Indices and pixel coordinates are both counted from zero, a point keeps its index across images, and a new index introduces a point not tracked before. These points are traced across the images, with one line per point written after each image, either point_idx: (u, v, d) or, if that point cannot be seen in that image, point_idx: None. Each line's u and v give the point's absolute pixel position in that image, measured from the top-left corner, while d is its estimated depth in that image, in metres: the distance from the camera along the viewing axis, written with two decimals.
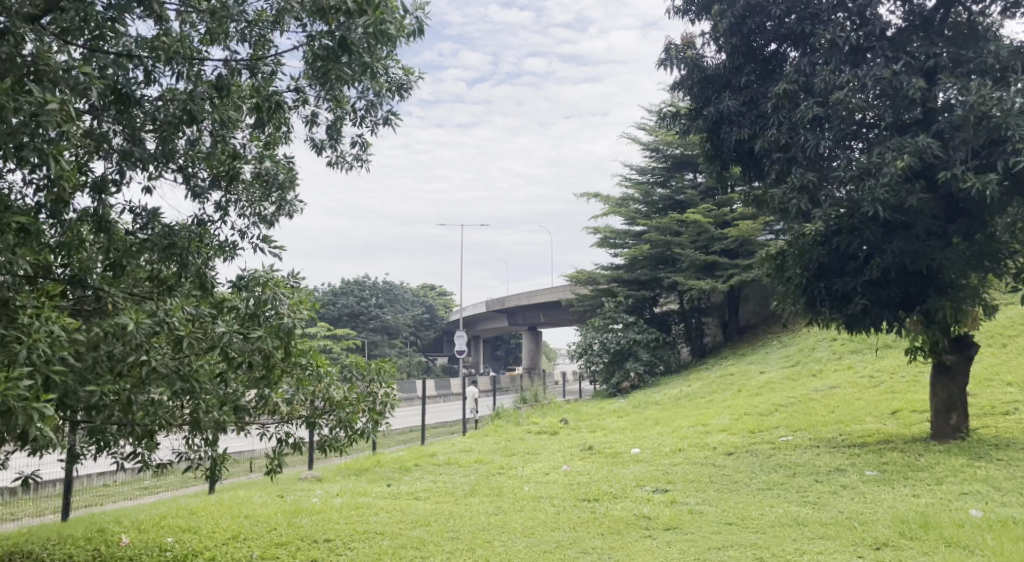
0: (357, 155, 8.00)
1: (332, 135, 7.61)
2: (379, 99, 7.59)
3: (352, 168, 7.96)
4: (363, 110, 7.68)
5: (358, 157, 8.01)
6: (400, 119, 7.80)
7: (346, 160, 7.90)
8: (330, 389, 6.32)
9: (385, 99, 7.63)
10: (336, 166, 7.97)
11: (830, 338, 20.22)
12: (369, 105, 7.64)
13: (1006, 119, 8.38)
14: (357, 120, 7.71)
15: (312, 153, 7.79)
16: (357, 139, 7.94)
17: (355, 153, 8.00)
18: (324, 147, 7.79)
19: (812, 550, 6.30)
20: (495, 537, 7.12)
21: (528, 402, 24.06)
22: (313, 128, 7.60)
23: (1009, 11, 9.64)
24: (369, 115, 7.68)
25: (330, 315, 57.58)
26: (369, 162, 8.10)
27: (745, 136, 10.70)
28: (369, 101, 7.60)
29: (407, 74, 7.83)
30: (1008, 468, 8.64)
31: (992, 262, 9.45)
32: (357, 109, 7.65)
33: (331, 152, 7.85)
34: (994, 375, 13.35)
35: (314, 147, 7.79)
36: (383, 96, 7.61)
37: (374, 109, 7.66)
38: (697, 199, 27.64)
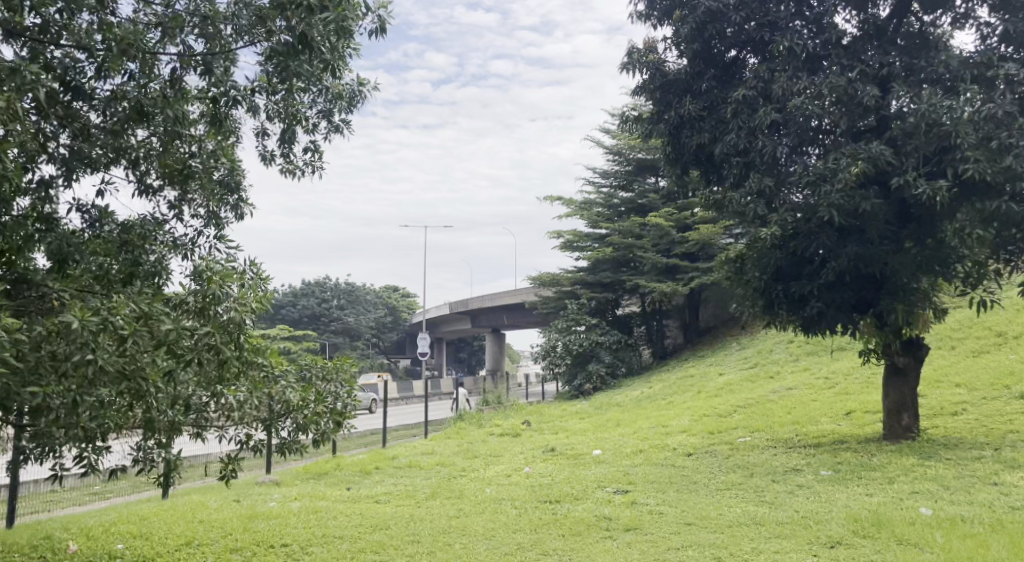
0: (308, 162, 8.22)
1: (283, 144, 7.80)
2: (333, 107, 7.90)
3: (303, 176, 8.16)
4: (316, 119, 7.94)
5: (309, 164, 8.22)
6: (350, 128, 8.14)
7: (298, 167, 8.09)
8: (287, 392, 6.14)
9: (338, 107, 7.93)
10: (287, 175, 8.14)
11: (787, 340, 20.64)
12: (322, 112, 7.94)
13: (956, 127, 8.65)
14: (310, 128, 7.92)
15: (262, 162, 8.00)
16: (309, 152, 8.18)
17: (307, 160, 8.20)
18: (274, 157, 8.01)
19: (769, 549, 6.38)
20: (456, 540, 7.10)
21: (491, 404, 24.06)
22: (265, 139, 7.86)
23: (959, 22, 9.91)
24: (323, 122, 7.95)
25: (289, 317, 57.12)
26: (321, 170, 8.31)
27: (705, 140, 10.83)
28: (322, 110, 7.92)
29: (359, 84, 8.14)
30: (955, 467, 8.86)
31: (944, 266, 9.57)
32: (310, 117, 7.91)
33: (282, 161, 8.05)
34: (942, 376, 13.74)
35: (264, 157, 8.00)
36: (334, 104, 7.90)
37: (328, 116, 7.96)
38: (659, 202, 27.92)
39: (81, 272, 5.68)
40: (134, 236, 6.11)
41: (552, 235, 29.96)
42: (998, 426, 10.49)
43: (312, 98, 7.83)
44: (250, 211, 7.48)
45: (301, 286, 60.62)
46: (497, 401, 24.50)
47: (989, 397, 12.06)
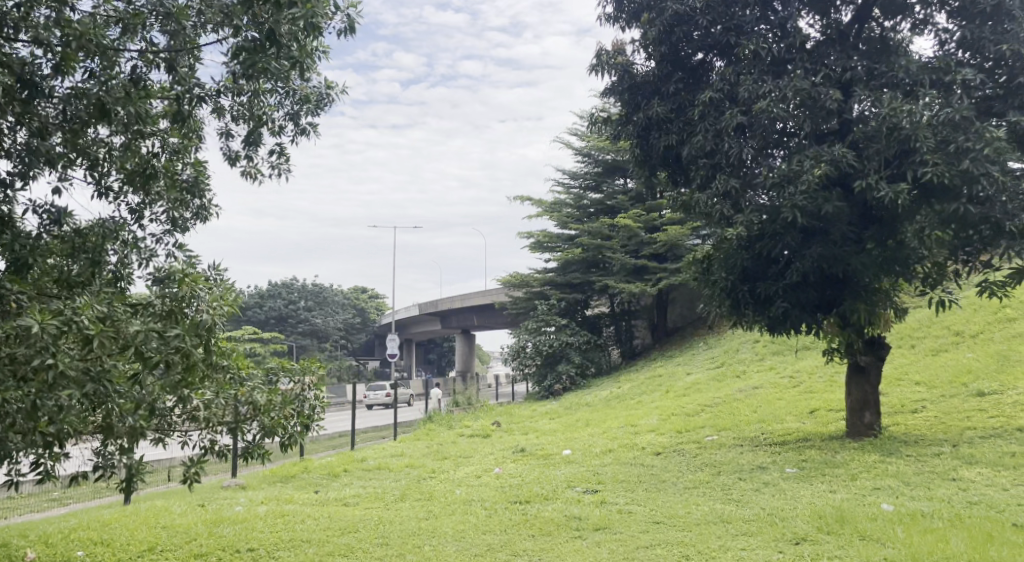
0: (274, 165, 8.16)
1: (248, 146, 7.74)
2: (300, 108, 7.84)
3: (268, 178, 8.10)
4: (282, 120, 7.87)
5: (274, 168, 8.16)
6: (317, 130, 8.10)
7: (262, 170, 8.03)
8: (255, 394, 6.07)
9: (306, 109, 7.88)
10: (252, 177, 8.07)
11: (753, 340, 20.91)
12: (288, 114, 7.89)
13: (915, 131, 8.85)
14: (277, 130, 7.87)
15: (226, 163, 7.92)
16: (274, 155, 8.12)
17: (272, 163, 8.14)
18: (238, 158, 7.94)
19: (736, 546, 6.48)
20: (425, 542, 7.09)
21: (461, 405, 24.03)
22: (230, 140, 7.78)
23: (918, 28, 10.13)
24: (290, 124, 7.90)
25: (256, 319, 56.52)
26: (286, 172, 8.26)
27: (673, 142, 10.93)
28: (288, 111, 7.85)
29: (328, 87, 8.12)
30: (915, 463, 9.05)
31: (904, 266, 9.72)
32: (276, 118, 7.84)
33: (246, 162, 7.97)
34: (903, 375, 14.02)
35: (229, 157, 7.92)
36: (302, 107, 7.84)
37: (295, 119, 7.90)
38: (628, 204, 28.11)
39: (40, 273, 5.55)
40: (93, 237, 5.98)
41: (521, 236, 30.03)
42: (957, 423, 10.73)
43: (279, 99, 7.78)
44: (214, 214, 7.44)
45: (268, 287, 60.00)
46: (467, 402, 24.47)
47: (947, 395, 12.34)
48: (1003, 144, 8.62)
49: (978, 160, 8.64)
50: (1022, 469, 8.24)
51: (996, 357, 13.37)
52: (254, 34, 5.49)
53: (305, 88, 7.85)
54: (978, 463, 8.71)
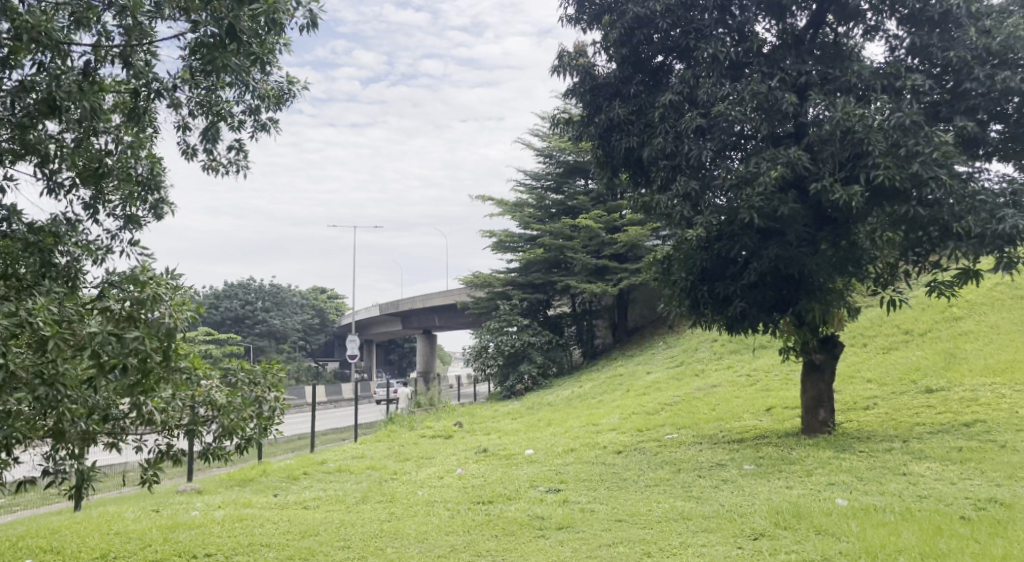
0: (232, 161, 8.06)
1: (207, 142, 7.64)
2: (261, 103, 7.77)
3: (228, 173, 8.01)
4: (242, 114, 7.79)
5: (234, 162, 8.08)
6: (278, 125, 8.03)
7: (221, 165, 7.93)
8: (212, 393, 6.00)
9: (266, 104, 7.81)
10: (212, 171, 7.98)
11: (712, 339, 21.21)
12: (248, 109, 7.82)
13: (868, 134, 9.09)
14: (236, 126, 7.78)
15: (184, 157, 7.81)
16: (235, 150, 8.03)
17: (232, 158, 8.05)
18: (196, 152, 7.83)
19: (696, 542, 6.59)
20: (387, 544, 7.07)
21: (423, 406, 23.96)
22: (187, 134, 7.66)
23: (870, 34, 10.39)
24: (250, 119, 7.81)
25: (213, 320, 55.57)
26: (246, 168, 8.18)
27: (634, 143, 11.03)
28: (249, 105, 7.77)
29: (289, 83, 8.08)
30: (868, 459, 9.29)
31: (857, 267, 10.04)
32: (236, 114, 7.76)
33: (205, 156, 7.87)
34: (856, 372, 14.37)
35: (187, 151, 7.81)
36: (263, 102, 7.78)
37: (255, 113, 7.82)
38: (589, 204, 28.30)
39: None
40: (42, 237, 5.85)
41: (483, 235, 30.05)
42: (907, 419, 11.02)
43: (239, 95, 7.69)
44: (171, 212, 7.38)
45: (226, 288, 59.05)
46: (428, 403, 24.46)
47: (898, 392, 12.68)
48: (950, 147, 8.92)
49: (927, 164, 8.89)
50: (968, 463, 8.51)
51: (943, 354, 13.77)
52: (215, 29, 5.40)
53: (265, 85, 7.77)
54: (927, 457, 8.97)
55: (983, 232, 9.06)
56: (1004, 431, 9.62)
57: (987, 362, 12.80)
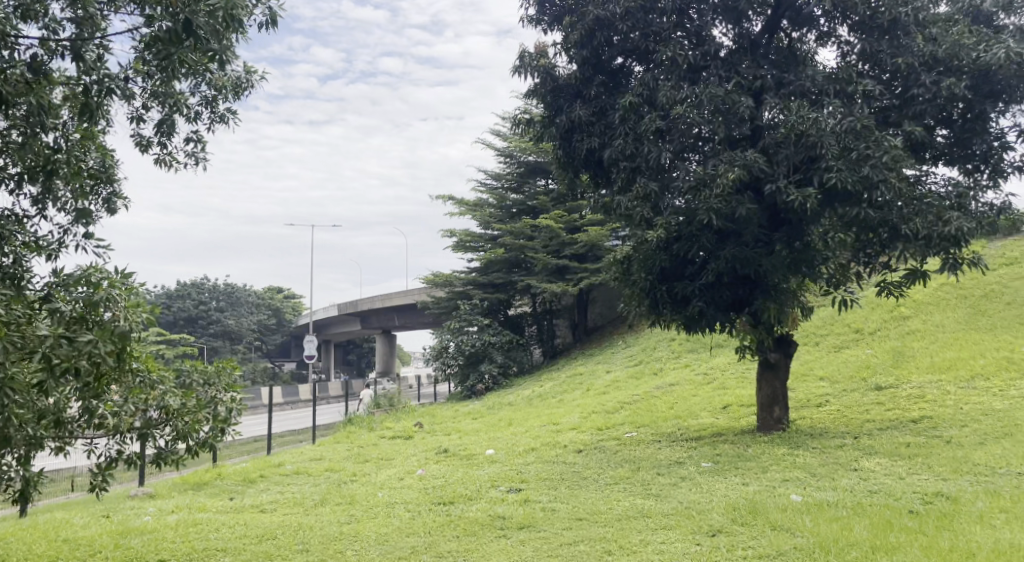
0: (189, 153, 7.95)
1: (162, 134, 7.51)
2: (217, 94, 7.68)
3: (184, 166, 7.88)
4: (198, 105, 7.68)
5: (191, 154, 7.96)
6: (236, 116, 7.93)
7: (177, 158, 7.80)
8: (166, 398, 5.87)
9: (223, 96, 7.70)
10: (167, 165, 7.84)
11: (670, 339, 21.46)
12: (204, 100, 7.71)
13: (821, 138, 9.29)
14: (192, 117, 7.67)
15: (138, 149, 7.66)
16: (192, 141, 7.90)
17: (188, 150, 7.93)
18: (151, 145, 7.69)
19: (655, 540, 6.68)
20: (347, 547, 7.02)
21: (382, 407, 23.78)
22: (141, 125, 7.53)
23: (823, 40, 10.63)
24: (206, 110, 7.71)
25: (166, 321, 54.44)
26: (203, 160, 8.06)
27: (595, 144, 11.11)
28: (205, 95, 7.66)
29: (246, 73, 7.99)
30: (821, 455, 9.49)
31: (810, 268, 10.28)
32: (192, 105, 7.65)
33: (159, 149, 7.73)
34: (809, 370, 14.69)
35: (141, 143, 7.66)
36: (219, 93, 7.68)
37: (211, 104, 7.72)
38: (549, 204, 28.42)
39: None
40: None
41: (444, 236, 29.96)
42: (857, 415, 11.31)
43: (194, 85, 7.59)
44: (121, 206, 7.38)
45: (179, 288, 57.89)
46: (388, 403, 24.47)
47: (849, 389, 13.00)
48: (899, 152, 9.16)
49: (877, 167, 9.13)
50: (917, 459, 8.76)
51: (892, 353, 14.15)
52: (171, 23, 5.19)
53: (221, 76, 7.67)
54: (877, 453, 9.22)
55: (930, 234, 9.32)
56: (948, 427, 9.94)
57: (933, 360, 13.19)
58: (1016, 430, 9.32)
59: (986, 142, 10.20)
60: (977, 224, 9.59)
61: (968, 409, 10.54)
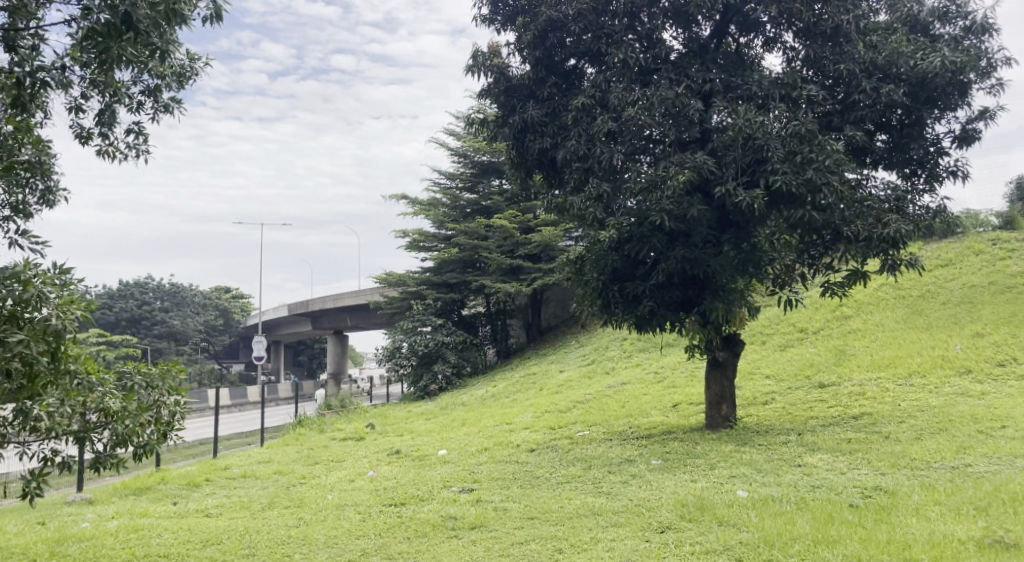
0: (131, 144, 7.78)
1: (102, 125, 7.34)
2: (160, 83, 7.53)
3: (126, 158, 7.71)
4: (140, 96, 7.51)
5: (133, 146, 7.79)
6: (180, 107, 7.78)
7: (119, 150, 7.63)
8: (105, 400, 5.70)
9: (166, 85, 7.56)
10: (109, 157, 7.67)
11: (622, 338, 21.67)
12: (146, 90, 7.55)
13: (767, 141, 9.50)
14: (134, 108, 7.51)
15: (77, 141, 7.47)
16: (134, 132, 7.74)
17: (130, 142, 7.76)
18: (91, 137, 7.50)
19: (605, 537, 6.75)
20: (295, 551, 6.94)
21: (333, 408, 23.52)
22: (81, 116, 7.34)
23: (769, 45, 10.87)
24: (149, 101, 7.55)
25: (107, 322, 52.92)
26: (146, 152, 7.90)
27: (548, 145, 11.17)
28: (147, 86, 7.50)
29: (190, 61, 7.84)
30: (767, 451, 9.71)
31: (756, 268, 10.52)
32: (134, 96, 7.48)
33: (100, 141, 7.55)
34: (756, 368, 14.99)
35: (80, 135, 7.47)
36: (162, 82, 7.54)
37: (154, 94, 7.56)
38: (503, 204, 28.46)
39: None
40: None
41: (397, 235, 29.79)
42: (802, 413, 11.59)
43: (136, 75, 7.42)
44: (59, 199, 7.22)
45: (122, 288, 56.36)
46: (339, 405, 24.00)
47: (794, 387, 13.30)
48: (841, 156, 9.42)
49: (820, 171, 9.39)
50: (857, 454, 9.02)
51: (835, 351, 14.53)
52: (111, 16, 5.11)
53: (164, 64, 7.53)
54: (820, 449, 9.46)
55: (870, 236, 9.61)
56: (887, 423, 10.25)
57: (874, 358, 13.58)
58: (951, 425, 9.65)
59: (923, 147, 10.55)
60: (914, 226, 9.91)
61: (906, 406, 10.89)
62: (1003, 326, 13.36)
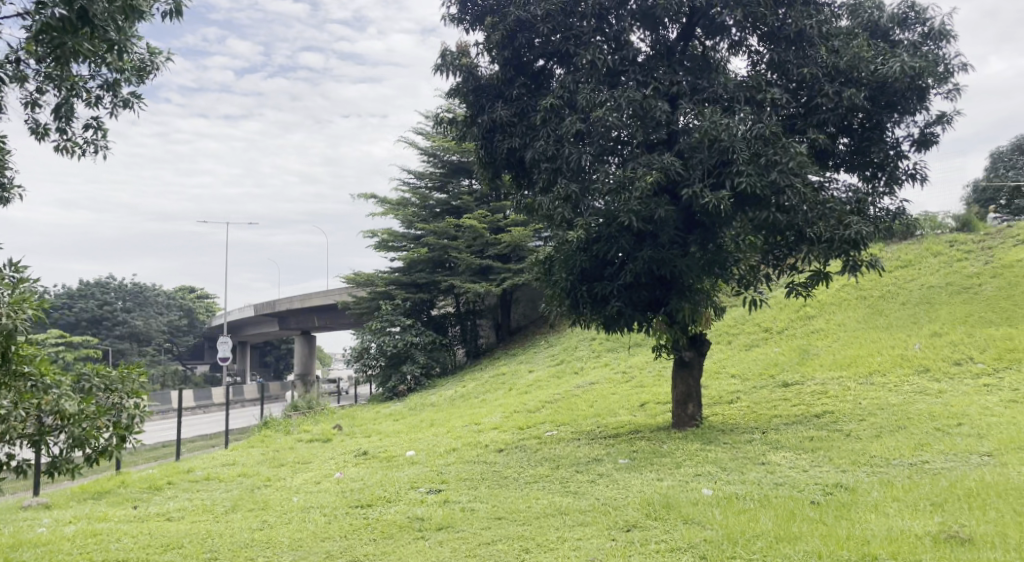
0: (90, 140, 7.64)
1: (59, 120, 7.20)
2: (119, 78, 7.40)
3: (84, 154, 7.58)
4: (98, 90, 7.38)
5: (91, 141, 7.65)
6: (140, 102, 7.66)
7: (77, 146, 7.49)
8: (61, 402, 5.56)
9: (125, 80, 7.43)
10: (66, 153, 7.52)
11: (591, 338, 21.77)
12: (105, 84, 7.43)
13: (733, 143, 9.60)
14: (92, 102, 7.38)
15: (33, 136, 7.31)
16: (92, 127, 7.60)
17: (89, 138, 7.63)
18: (47, 132, 7.35)
19: (572, 536, 6.79)
20: (259, 554, 6.87)
21: (300, 409, 23.31)
22: (37, 110, 7.19)
23: (734, 49, 11.00)
24: (107, 95, 7.42)
25: (66, 323, 51.81)
26: (105, 149, 7.77)
27: (517, 145, 11.19)
28: (106, 81, 7.37)
29: (151, 56, 7.74)
30: (732, 450, 9.83)
31: (722, 268, 10.65)
32: (92, 91, 7.34)
33: (58, 137, 7.41)
34: (722, 368, 15.16)
35: (36, 130, 7.32)
36: (121, 76, 7.42)
37: (113, 89, 7.44)
38: (473, 204, 28.43)
39: None
40: None
41: (365, 235, 29.60)
42: (766, 411, 11.76)
43: (94, 70, 7.29)
44: (14, 196, 7.08)
45: (83, 288, 55.24)
46: (306, 407, 23.79)
47: (758, 386, 13.48)
48: (804, 158, 9.60)
49: (784, 173, 9.55)
50: (819, 452, 9.17)
51: (799, 350, 14.75)
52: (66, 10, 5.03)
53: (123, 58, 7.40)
54: (783, 447, 9.60)
55: (831, 237, 9.78)
56: (849, 420, 10.43)
57: (836, 357, 13.81)
58: (909, 423, 9.86)
59: (884, 151, 10.76)
60: (874, 228, 10.12)
61: (867, 404, 11.09)
62: (960, 325, 13.68)
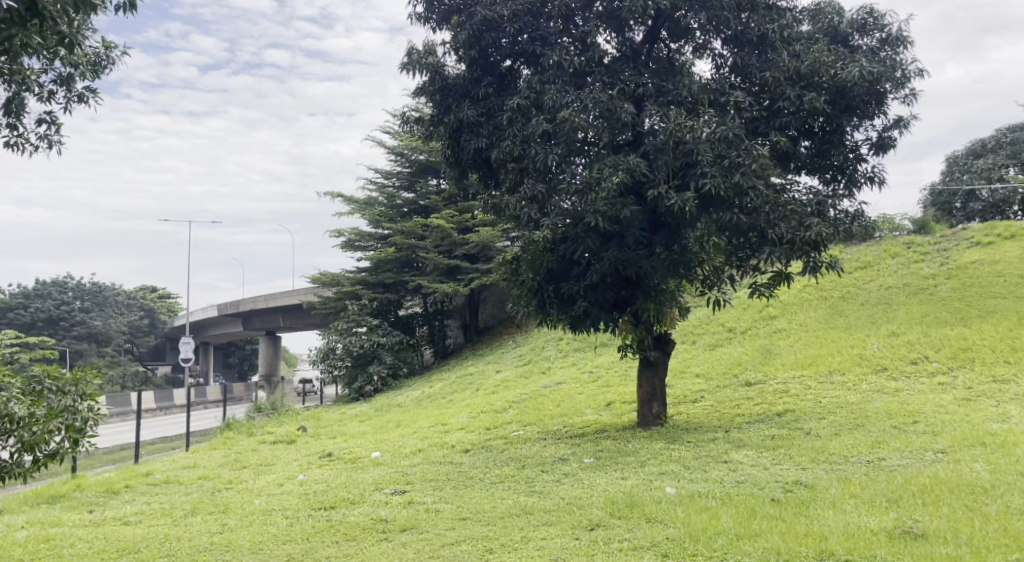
0: (42, 135, 7.47)
1: (9, 114, 7.02)
2: (72, 72, 7.24)
3: (37, 150, 7.40)
4: (51, 85, 7.21)
5: (44, 136, 7.47)
6: (96, 97, 7.51)
7: (29, 141, 7.32)
8: (9, 405, 5.48)
9: (79, 75, 7.27)
10: (18, 148, 7.33)
11: (557, 338, 21.84)
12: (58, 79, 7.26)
13: (697, 145, 9.69)
14: (45, 97, 7.21)
15: None
16: (45, 121, 7.42)
17: (41, 133, 7.45)
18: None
19: (535, 536, 6.80)
20: (218, 558, 6.78)
21: (265, 410, 23.05)
22: None
23: (699, 52, 11.09)
24: (61, 90, 7.25)
25: (21, 323, 50.58)
26: (59, 144, 7.59)
27: (483, 145, 11.17)
28: (59, 75, 7.20)
29: (105, 50, 7.63)
30: (695, 448, 9.93)
31: (687, 269, 10.74)
32: (44, 85, 7.17)
33: (9, 132, 7.22)
34: (687, 367, 15.32)
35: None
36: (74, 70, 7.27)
37: (67, 84, 7.26)
38: (440, 204, 28.36)
39: None
40: None
41: (331, 235, 29.36)
42: (729, 410, 11.90)
43: (46, 64, 7.12)
44: None
45: (40, 288, 53.99)
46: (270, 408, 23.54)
47: (722, 385, 13.64)
48: (766, 160, 9.75)
49: (747, 175, 9.69)
50: (780, 450, 9.30)
51: (761, 350, 14.95)
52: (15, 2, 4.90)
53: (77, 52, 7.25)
54: (745, 445, 9.72)
55: (793, 239, 9.92)
56: (809, 419, 10.60)
57: (798, 356, 14.03)
58: (867, 421, 10.05)
59: (843, 154, 10.95)
60: (834, 229, 10.32)
61: (827, 403, 11.28)
62: (916, 325, 13.97)
